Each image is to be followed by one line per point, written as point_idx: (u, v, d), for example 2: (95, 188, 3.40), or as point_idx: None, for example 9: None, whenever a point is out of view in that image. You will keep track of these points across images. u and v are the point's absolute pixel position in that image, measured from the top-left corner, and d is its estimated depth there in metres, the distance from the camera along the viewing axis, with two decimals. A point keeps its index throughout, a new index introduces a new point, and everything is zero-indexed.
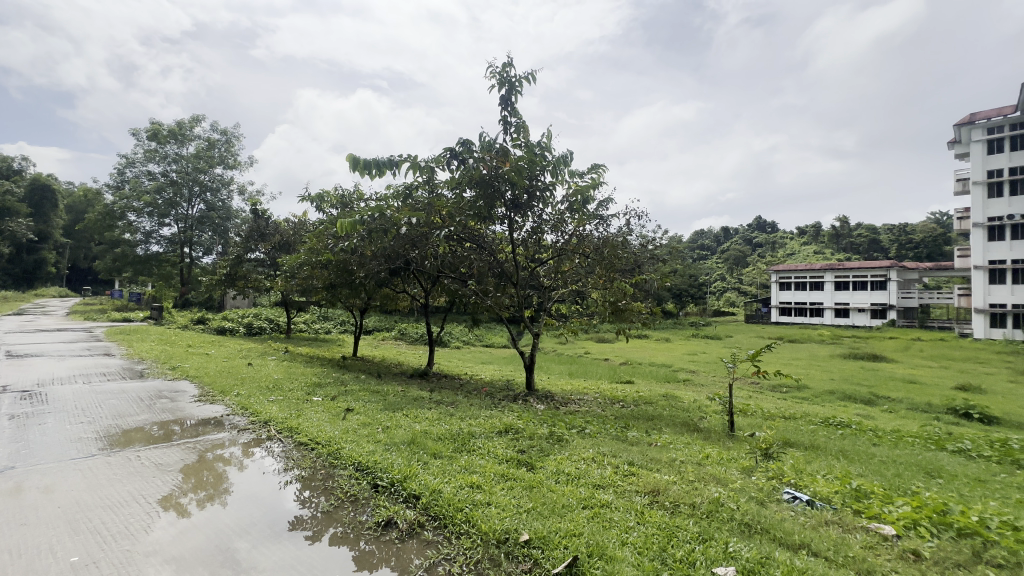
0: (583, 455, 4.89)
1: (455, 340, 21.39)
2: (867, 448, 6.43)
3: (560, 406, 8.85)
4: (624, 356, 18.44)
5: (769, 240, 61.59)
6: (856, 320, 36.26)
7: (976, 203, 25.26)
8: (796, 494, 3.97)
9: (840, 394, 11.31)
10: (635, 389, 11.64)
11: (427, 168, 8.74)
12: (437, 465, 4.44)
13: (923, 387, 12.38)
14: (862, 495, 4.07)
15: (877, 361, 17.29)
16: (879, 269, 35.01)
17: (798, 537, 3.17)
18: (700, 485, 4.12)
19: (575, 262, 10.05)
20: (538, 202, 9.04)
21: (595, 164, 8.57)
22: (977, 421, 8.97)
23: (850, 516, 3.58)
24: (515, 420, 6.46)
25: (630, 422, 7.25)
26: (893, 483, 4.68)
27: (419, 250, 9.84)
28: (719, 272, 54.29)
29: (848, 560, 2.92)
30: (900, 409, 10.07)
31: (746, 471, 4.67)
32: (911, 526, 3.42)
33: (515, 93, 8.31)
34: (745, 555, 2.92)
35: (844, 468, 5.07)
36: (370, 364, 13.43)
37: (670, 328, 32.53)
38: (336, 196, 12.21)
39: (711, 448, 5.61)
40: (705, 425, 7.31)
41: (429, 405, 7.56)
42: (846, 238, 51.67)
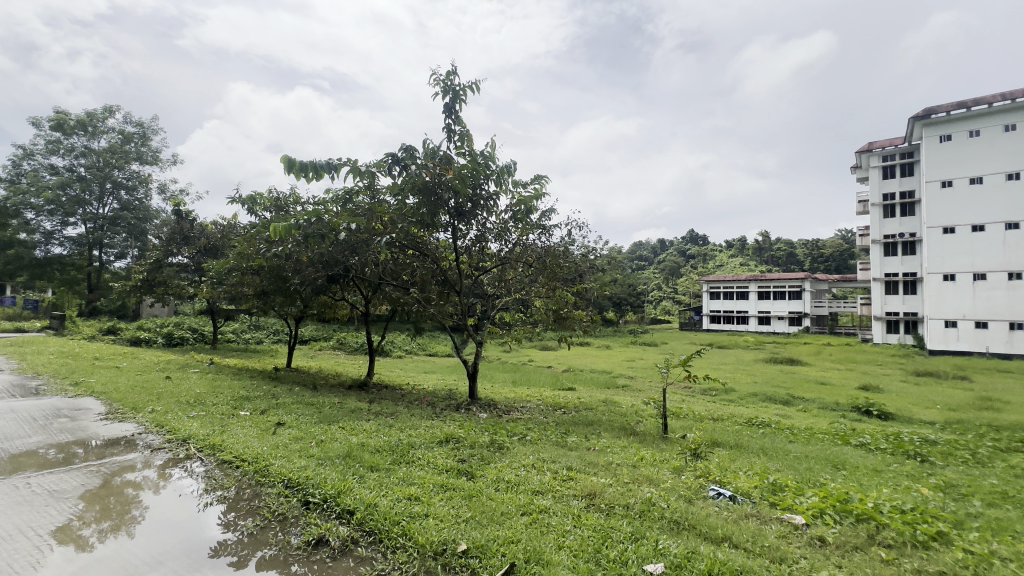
0: (523, 462, 4.93)
1: (397, 349, 20.92)
2: (784, 445, 6.98)
3: (502, 414, 8.86)
4: (566, 363, 18.82)
5: (700, 252, 65.55)
6: (776, 327, 39.32)
7: (875, 222, 28.26)
8: (720, 490, 4.24)
9: (762, 396, 12.20)
10: (577, 395, 11.90)
11: (368, 173, 8.54)
12: (374, 478, 4.31)
13: (832, 387, 13.61)
14: (778, 489, 4.41)
15: (794, 365, 18.82)
16: (795, 280, 38.27)
17: (721, 531, 3.38)
18: (634, 486, 4.27)
19: (518, 271, 10.19)
20: (481, 211, 9.10)
21: (538, 175, 8.76)
22: (876, 417, 10.01)
23: (766, 508, 3.87)
24: (456, 429, 6.41)
25: (570, 428, 7.42)
26: (805, 476, 5.11)
27: (360, 257, 9.57)
28: (656, 282, 56.95)
29: (764, 549, 3.15)
30: (812, 408, 11.04)
31: (676, 471, 4.93)
32: (818, 515, 3.75)
33: (458, 102, 8.34)
34: (673, 551, 3.07)
35: (763, 464, 5.48)
36: (306, 376, 12.77)
37: (610, 336, 33.62)
38: (270, 199, 11.63)
39: (646, 450, 5.88)
40: (641, 429, 7.63)
41: (367, 417, 7.32)
42: (767, 251, 56.09)
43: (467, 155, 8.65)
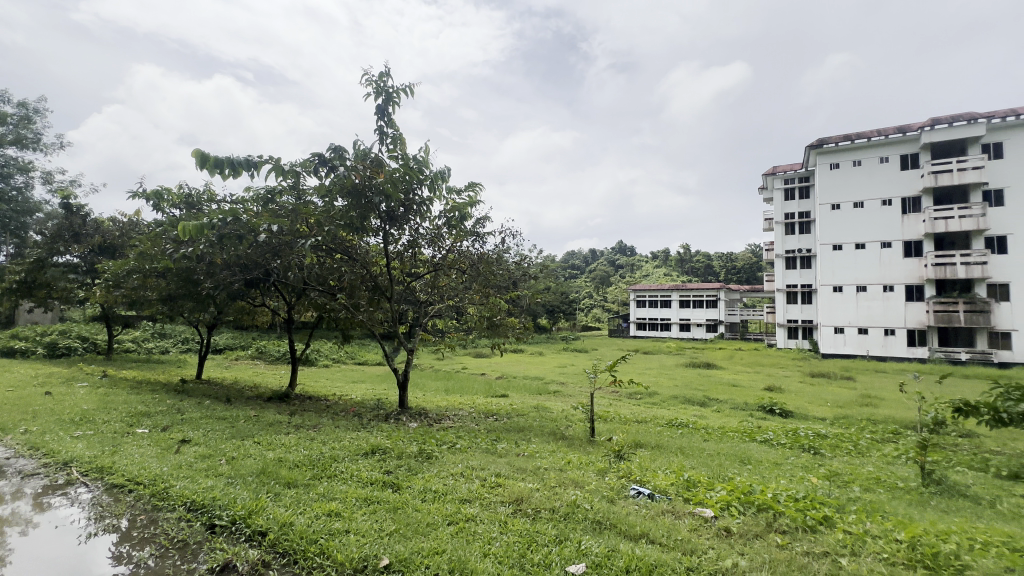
0: (452, 471, 4.87)
1: (324, 358, 19.92)
2: (700, 443, 7.48)
3: (433, 423, 8.70)
4: (499, 370, 18.91)
5: (628, 262, 68.91)
6: (695, 333, 42.15)
7: (778, 238, 31.23)
8: (640, 489, 4.45)
9: (681, 398, 13.01)
10: (509, 402, 11.97)
11: (293, 173, 8.11)
12: (291, 496, 4.05)
13: (742, 389, 14.80)
14: (691, 485, 4.71)
15: (710, 368, 20.26)
16: (711, 290, 41.33)
17: (639, 528, 3.54)
18: (560, 490, 4.36)
19: (452, 278, 10.14)
20: (414, 216, 8.95)
21: (472, 183, 8.79)
22: (778, 415, 11.03)
23: (680, 504, 4.12)
24: (384, 440, 6.22)
25: (500, 434, 7.44)
26: (716, 472, 5.51)
27: (282, 261, 9.04)
28: (587, 290, 58.95)
29: (677, 543, 3.34)
30: (725, 408, 11.95)
31: (601, 473, 5.12)
32: (726, 507, 4.05)
33: (391, 105, 8.18)
34: (594, 550, 3.17)
35: (680, 463, 5.82)
36: (218, 388, 11.77)
37: (542, 342, 34.34)
38: (180, 194, 10.65)
39: (573, 454, 6.05)
40: (570, 433, 7.83)
41: (286, 430, 6.87)
42: (688, 262, 60.17)
43: (400, 158, 8.49)
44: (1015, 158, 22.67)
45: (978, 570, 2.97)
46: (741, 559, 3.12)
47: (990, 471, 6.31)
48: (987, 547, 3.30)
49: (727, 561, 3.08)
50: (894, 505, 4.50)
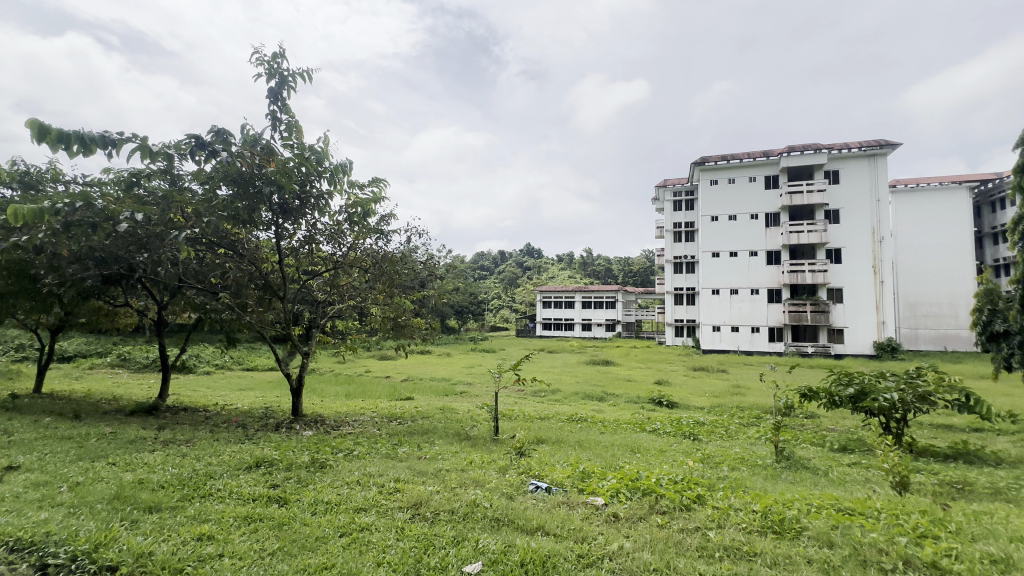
0: (347, 479, 4.63)
1: (205, 364, 17.86)
2: (596, 436, 7.94)
3: (331, 430, 8.20)
4: (405, 372, 18.39)
5: (536, 264, 71.14)
6: (595, 332, 44.66)
7: (668, 245, 34.18)
8: (538, 484, 4.59)
9: (582, 394, 13.70)
10: (414, 405, 11.68)
11: (166, 155, 7.16)
12: (151, 522, 3.55)
13: (635, 383, 16.00)
14: (585, 476, 4.97)
15: (608, 365, 21.60)
16: (610, 292, 44.14)
17: (536, 521, 3.65)
18: (459, 490, 4.35)
19: (353, 277, 9.66)
20: (311, 210, 8.36)
21: (376, 178, 8.45)
22: (666, 406, 12.11)
23: (575, 495, 4.33)
24: (271, 451, 5.72)
25: (403, 438, 7.23)
26: (608, 462, 5.88)
27: (150, 255, 7.91)
28: (495, 291, 59.73)
29: (569, 532, 3.50)
30: (620, 402, 12.82)
31: (502, 470, 5.21)
32: (615, 494, 4.34)
33: (286, 89, 7.58)
34: (491, 548, 3.21)
35: (577, 456, 6.12)
36: (62, 403, 9.96)
37: (450, 343, 34.06)
38: (11, 171, 8.86)
39: (476, 453, 6.09)
40: (475, 432, 7.87)
41: (152, 447, 6.03)
42: (590, 266, 63.86)
43: (296, 148, 7.92)
44: (848, 185, 27.25)
45: (812, 530, 3.52)
46: (626, 542, 3.35)
47: (824, 445, 7.54)
48: (820, 509, 3.92)
49: (613, 545, 3.29)
50: (753, 480, 5.18)
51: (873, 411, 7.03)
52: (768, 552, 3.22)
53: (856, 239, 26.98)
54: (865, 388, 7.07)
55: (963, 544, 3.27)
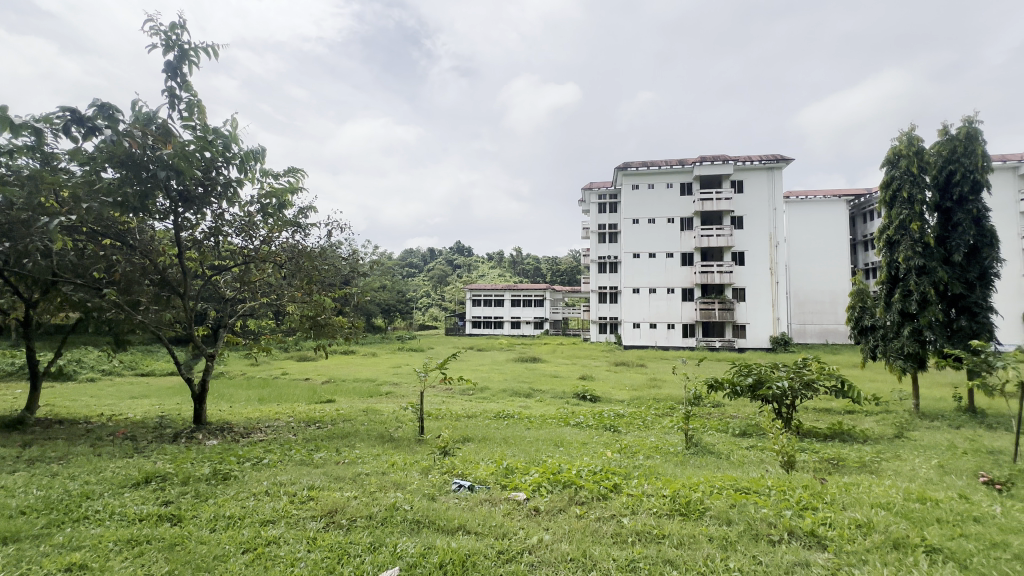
0: (255, 490, 4.30)
1: (87, 371, 15.72)
2: (521, 432, 8.03)
3: (240, 437, 7.56)
4: (326, 374, 17.47)
5: (466, 262, 70.74)
6: (524, 330, 45.35)
7: (594, 246, 35.47)
8: (461, 483, 4.55)
9: (509, 391, 13.82)
10: (335, 407, 11.13)
11: (33, 129, 6.18)
12: (7, 555, 3.05)
13: (561, 379, 16.44)
14: (509, 472, 5.01)
15: (536, 362, 21.98)
16: (539, 290, 45.04)
17: (457, 521, 3.61)
18: (379, 494, 4.20)
19: (266, 273, 8.99)
20: (217, 199, 7.64)
21: (293, 167, 7.90)
22: (589, 400, 12.57)
23: (497, 491, 4.34)
24: (164, 464, 5.15)
25: (320, 443, 6.84)
26: (532, 457, 5.96)
27: (13, 244, 6.81)
28: (425, 289, 58.65)
29: (490, 529, 3.51)
30: (546, 398, 13.10)
31: (425, 471, 5.10)
32: (537, 488, 4.42)
33: (186, 64, 6.86)
34: (409, 552, 3.12)
35: (501, 452, 6.15)
36: None
37: (376, 343, 32.84)
38: None
39: (398, 455, 5.91)
40: (399, 434, 7.64)
41: (11, 467, 5.18)
42: (520, 265, 64.72)
43: (198, 130, 7.21)
44: (750, 194, 30.01)
45: (714, 510, 3.81)
46: (545, 534, 3.42)
47: (728, 431, 8.24)
48: (721, 490, 4.26)
49: (533, 538, 3.35)
50: (665, 466, 5.53)
51: (768, 398, 7.79)
52: (675, 533, 3.44)
53: (756, 243, 29.78)
54: (762, 377, 7.81)
55: (836, 513, 3.71)
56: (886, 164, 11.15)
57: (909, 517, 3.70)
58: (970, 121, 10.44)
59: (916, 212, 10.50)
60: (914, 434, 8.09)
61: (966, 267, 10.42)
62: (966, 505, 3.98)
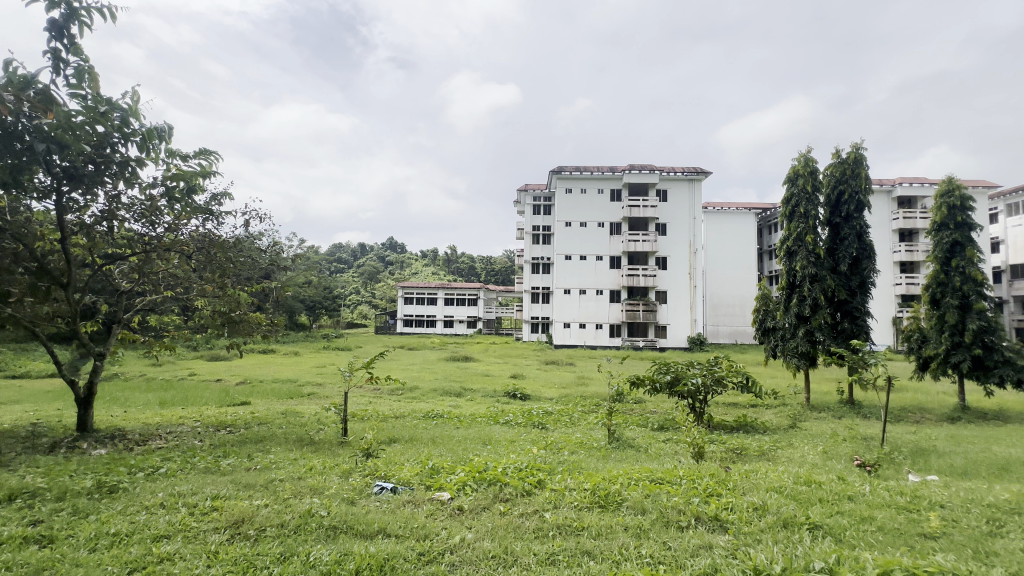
0: (148, 503, 3.88)
1: None
2: (450, 431, 7.94)
3: (135, 445, 6.80)
4: (241, 374, 16.18)
5: (398, 258, 68.92)
6: (457, 329, 44.99)
7: (527, 246, 35.96)
8: (384, 485, 4.41)
9: (440, 390, 13.63)
10: (249, 410, 10.35)
11: None
12: None
13: (492, 378, 16.50)
14: (434, 472, 4.93)
15: (468, 361, 21.87)
16: (472, 289, 44.89)
17: (377, 524, 3.49)
18: (293, 500, 3.96)
19: (170, 264, 8.15)
20: (111, 179, 6.80)
21: (204, 149, 7.22)
22: (519, 399, 12.72)
23: (421, 492, 4.26)
24: (35, 479, 4.48)
25: (230, 449, 6.33)
26: (458, 456, 5.91)
27: None
28: (354, 286, 56.34)
29: (411, 531, 3.43)
30: (477, 397, 13.07)
31: (345, 474, 4.89)
32: (462, 487, 4.38)
33: (76, 24, 6.04)
34: (324, 560, 2.97)
35: (427, 452, 6.06)
36: None
37: (300, 341, 30.98)
38: None
39: (317, 459, 5.61)
40: (320, 436, 7.27)
41: None
42: (454, 263, 64.15)
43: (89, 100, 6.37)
44: (673, 203, 31.99)
45: (630, 500, 4.01)
46: (467, 533, 3.40)
47: (647, 425, 8.72)
48: (637, 481, 4.48)
49: (456, 538, 3.32)
50: (587, 461, 5.73)
51: (684, 394, 8.32)
52: (594, 525, 3.57)
53: (677, 250, 31.79)
54: (679, 375, 8.33)
55: (737, 498, 4.05)
56: (787, 182, 12.36)
57: (798, 498, 4.12)
58: (855, 147, 11.86)
59: (811, 226, 11.75)
60: (805, 424, 9.05)
61: (850, 276, 11.80)
62: (842, 485, 4.51)
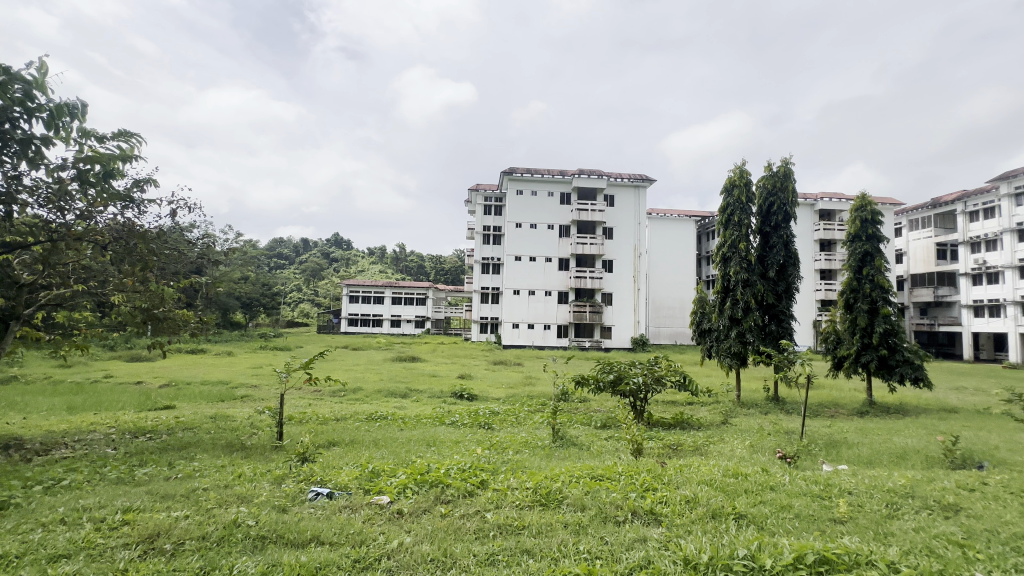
0: (46, 520, 3.49)
1: None
2: (393, 433, 7.74)
3: (35, 455, 6.11)
4: (165, 376, 14.97)
5: (344, 255, 66.49)
6: (404, 328, 44.06)
7: (478, 246, 35.84)
8: (319, 490, 4.22)
9: (384, 391, 13.27)
10: (173, 414, 9.61)
11: None
12: None
13: (439, 378, 16.30)
14: (374, 475, 4.78)
15: (415, 362, 21.46)
16: (421, 288, 44.16)
17: (309, 532, 3.34)
18: (217, 511, 3.70)
19: (82, 254, 7.39)
20: (11, 158, 6.06)
21: (124, 131, 6.61)
22: (466, 399, 12.65)
23: (358, 497, 4.11)
24: None
25: (148, 456, 5.83)
26: (400, 459, 5.77)
27: None
28: (295, 283, 53.77)
29: (347, 538, 3.30)
30: (423, 397, 12.85)
31: (277, 481, 4.64)
32: (403, 490, 4.28)
33: None
34: (250, 572, 2.81)
35: (368, 455, 5.88)
36: None
37: (234, 340, 29.12)
38: None
39: (248, 465, 5.29)
40: (252, 441, 6.86)
41: None
42: (403, 261, 62.81)
43: None
44: (619, 208, 33.06)
45: (571, 498, 4.08)
46: (406, 537, 3.33)
47: (590, 423, 8.95)
48: (578, 479, 4.57)
49: (393, 542, 3.23)
50: (531, 460, 5.77)
51: (626, 393, 8.59)
52: (534, 523, 3.60)
53: (623, 254, 32.87)
54: (621, 374, 8.58)
55: (671, 491, 4.23)
56: (724, 192, 13.08)
57: (726, 489, 4.37)
58: (784, 162, 12.77)
59: (744, 234, 12.52)
60: (735, 420, 9.65)
61: (777, 281, 12.67)
62: (766, 476, 4.84)
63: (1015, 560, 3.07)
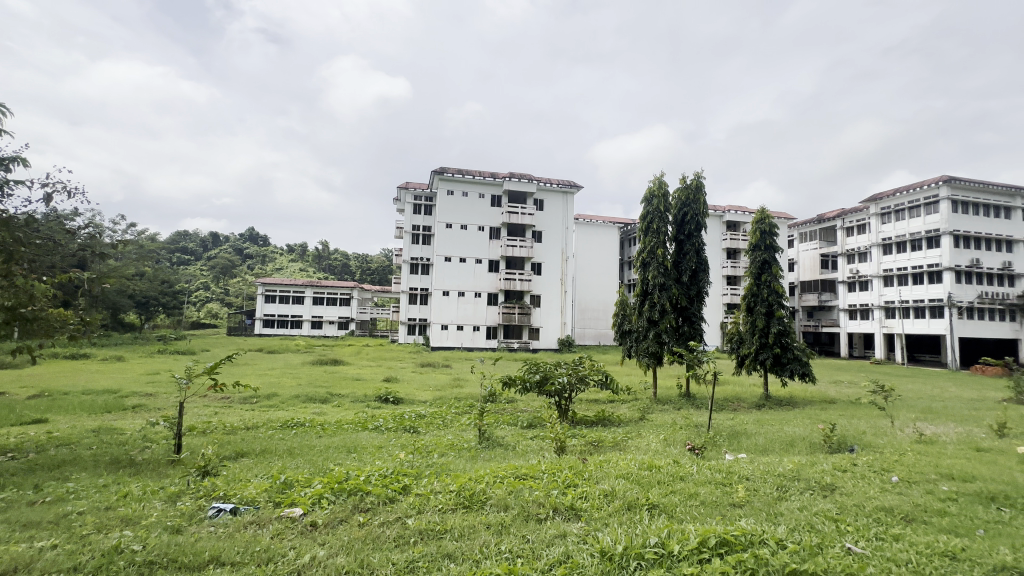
0: None
1: None
2: (310, 441, 7.31)
3: None
4: (36, 386, 12.98)
5: (259, 251, 61.89)
6: (326, 330, 41.83)
7: (406, 246, 34.96)
8: (221, 507, 3.87)
9: (302, 397, 12.52)
10: (45, 429, 8.37)
11: None
12: None
13: (362, 382, 15.68)
14: (286, 486, 4.47)
15: (336, 365, 20.51)
16: (345, 288, 42.20)
17: (208, 553, 3.05)
18: (95, 536, 3.26)
19: None
20: None
21: None
22: (391, 403, 12.26)
23: (267, 511, 3.82)
24: None
25: (8, 480, 5.01)
26: (316, 468, 5.44)
27: None
28: (201, 281, 49.11)
29: (253, 556, 3.06)
30: (345, 402, 12.27)
31: (172, 498, 4.19)
32: (317, 500, 4.05)
33: None
34: None
35: (281, 465, 5.48)
36: None
37: (126, 344, 25.98)
38: None
39: (136, 483, 4.72)
40: (145, 455, 6.15)
41: None
42: (326, 259, 59.68)
43: None
44: (548, 212, 33.89)
45: (494, 498, 4.08)
46: (319, 550, 3.14)
47: (517, 424, 9.04)
48: (502, 479, 4.60)
49: (305, 557, 3.04)
50: (456, 462, 5.72)
51: (552, 393, 8.78)
52: (457, 526, 3.56)
53: (551, 257, 33.74)
54: (547, 374, 8.76)
55: (591, 486, 4.39)
56: (645, 201, 13.88)
57: (641, 482, 4.61)
58: (697, 176, 13.79)
59: (661, 241, 13.36)
60: (650, 416, 10.26)
61: (690, 285, 13.64)
62: (677, 468, 5.17)
63: (876, 529, 3.55)
